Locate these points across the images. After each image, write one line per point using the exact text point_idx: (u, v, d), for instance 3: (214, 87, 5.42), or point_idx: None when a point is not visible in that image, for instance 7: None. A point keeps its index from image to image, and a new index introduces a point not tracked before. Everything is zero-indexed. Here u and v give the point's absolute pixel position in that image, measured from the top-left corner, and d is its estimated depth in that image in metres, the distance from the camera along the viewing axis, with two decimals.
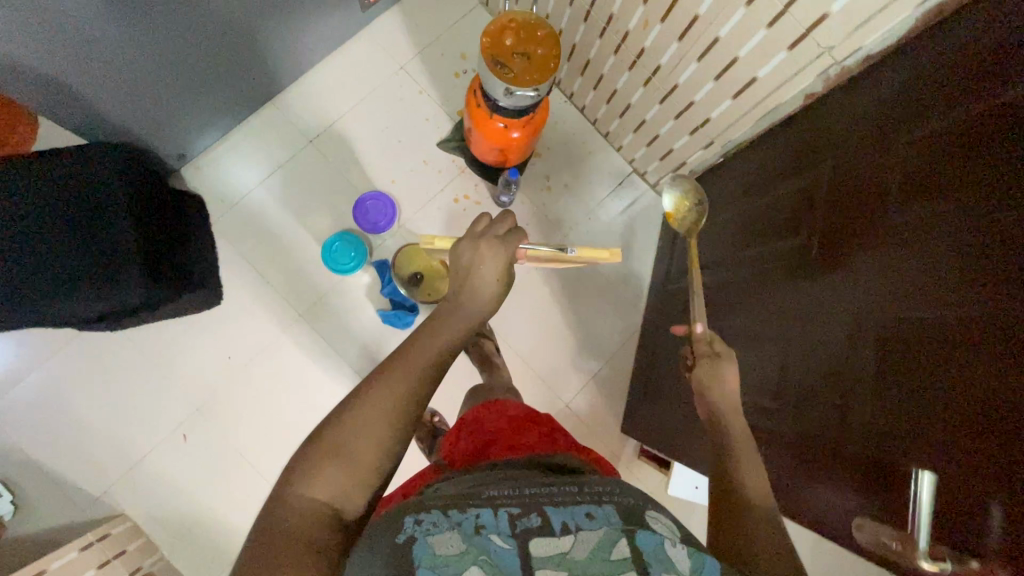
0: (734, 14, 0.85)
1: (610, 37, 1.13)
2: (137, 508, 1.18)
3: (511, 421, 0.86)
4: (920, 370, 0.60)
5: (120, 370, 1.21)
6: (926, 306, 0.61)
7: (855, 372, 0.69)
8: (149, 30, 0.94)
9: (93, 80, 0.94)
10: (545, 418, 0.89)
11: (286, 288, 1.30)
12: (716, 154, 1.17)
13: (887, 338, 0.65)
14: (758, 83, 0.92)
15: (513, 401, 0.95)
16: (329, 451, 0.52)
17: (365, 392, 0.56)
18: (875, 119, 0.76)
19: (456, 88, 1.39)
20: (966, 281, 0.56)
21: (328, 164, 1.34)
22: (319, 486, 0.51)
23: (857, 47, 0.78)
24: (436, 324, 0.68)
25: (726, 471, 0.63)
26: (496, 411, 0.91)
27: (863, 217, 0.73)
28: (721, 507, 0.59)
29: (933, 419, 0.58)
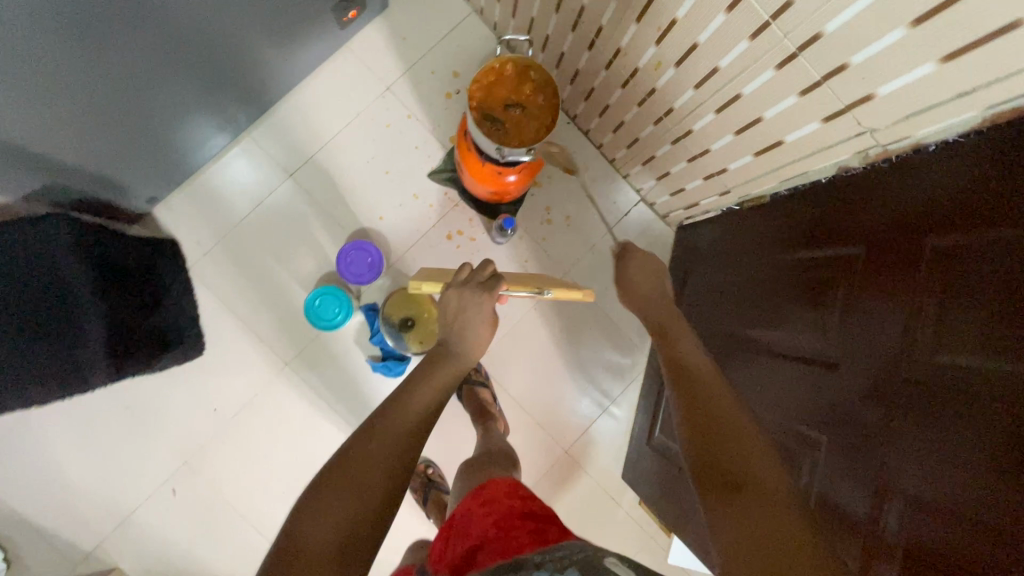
0: (761, 76, 0.72)
1: (616, 71, 1.00)
2: (130, 561, 1.17)
3: (500, 516, 0.73)
4: (894, 431, 0.61)
5: (102, 425, 1.17)
6: (914, 392, 0.59)
7: (845, 421, 0.68)
8: (99, 92, 0.83)
9: (44, 151, 0.85)
10: (537, 503, 0.76)
11: (269, 337, 1.22)
12: (733, 203, 1.05)
13: (879, 415, 0.63)
14: (784, 146, 0.80)
15: (502, 483, 0.81)
16: (336, 495, 0.59)
17: (358, 443, 0.64)
18: (913, 212, 0.64)
19: (448, 112, 1.28)
20: (969, 387, 0.53)
21: (310, 199, 1.25)
22: (325, 523, 0.56)
23: (904, 136, 0.65)
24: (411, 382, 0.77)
25: (735, 464, 0.57)
26: (485, 502, 0.77)
27: (885, 320, 0.65)
28: (738, 511, 0.53)
29: (901, 478, 0.59)
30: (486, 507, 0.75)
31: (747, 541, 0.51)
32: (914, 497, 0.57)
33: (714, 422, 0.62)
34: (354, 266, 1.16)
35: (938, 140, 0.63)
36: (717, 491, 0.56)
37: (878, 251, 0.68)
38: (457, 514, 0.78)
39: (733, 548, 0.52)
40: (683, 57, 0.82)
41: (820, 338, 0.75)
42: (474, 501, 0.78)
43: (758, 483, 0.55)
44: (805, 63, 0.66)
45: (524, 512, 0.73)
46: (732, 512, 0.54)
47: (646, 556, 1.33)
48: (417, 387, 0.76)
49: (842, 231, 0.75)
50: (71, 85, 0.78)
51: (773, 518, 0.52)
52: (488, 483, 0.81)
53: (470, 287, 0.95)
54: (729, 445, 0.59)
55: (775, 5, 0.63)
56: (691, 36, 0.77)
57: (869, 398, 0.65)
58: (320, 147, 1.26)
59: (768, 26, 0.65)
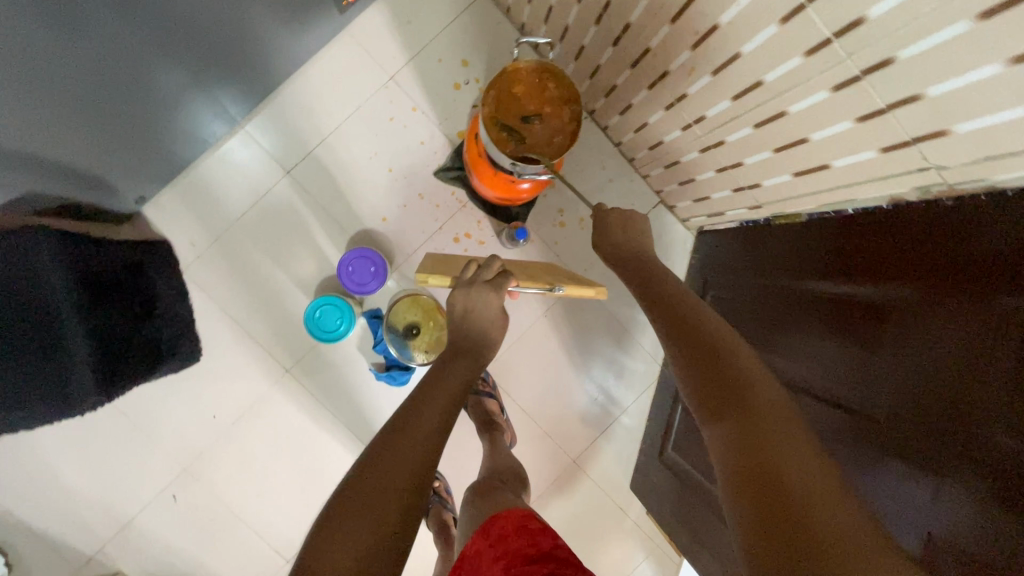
0: (814, 96, 0.64)
1: (643, 71, 0.91)
2: (132, 565, 1.17)
3: (508, 560, 0.61)
4: (917, 433, 0.61)
5: (98, 431, 1.13)
6: (937, 413, 0.59)
7: (873, 429, 0.67)
8: (81, 96, 0.76)
9: (27, 170, 0.78)
10: (553, 539, 0.63)
11: (269, 343, 1.17)
12: (763, 217, 0.98)
13: (905, 433, 0.63)
14: (830, 170, 0.73)
15: (515, 516, 0.70)
16: (365, 501, 0.53)
17: (378, 459, 0.57)
18: (980, 258, 0.58)
19: (456, 104, 1.19)
20: (993, 417, 0.53)
21: (309, 197, 1.17)
22: (356, 538, 0.50)
23: (976, 177, 0.58)
24: (430, 386, 0.69)
25: (739, 391, 0.60)
26: (495, 541, 0.66)
27: (933, 367, 0.61)
28: (739, 430, 0.56)
29: (932, 478, 0.59)
30: (494, 548, 0.64)
31: (747, 453, 0.53)
32: (937, 511, 0.57)
33: (721, 362, 0.65)
34: (356, 274, 1.11)
35: (1019, 186, 0.55)
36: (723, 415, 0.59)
37: (936, 298, 0.62)
38: (466, 558, 0.67)
39: (733, 466, 0.53)
40: (722, 65, 0.73)
41: (863, 386, 0.70)
42: (483, 541, 0.67)
43: (761, 407, 0.58)
44: (869, 88, 0.58)
45: (535, 552, 0.61)
46: (734, 430, 0.56)
47: (649, 563, 1.33)
48: (441, 391, 0.68)
49: (862, 260, 0.75)
50: (49, 91, 0.70)
51: (775, 437, 0.53)
52: (499, 517, 0.70)
53: (475, 286, 0.80)
54: (734, 381, 0.62)
55: (842, 23, 0.54)
56: (734, 45, 0.69)
57: (907, 451, 0.62)
58: (320, 142, 1.17)
59: (829, 43, 0.57)
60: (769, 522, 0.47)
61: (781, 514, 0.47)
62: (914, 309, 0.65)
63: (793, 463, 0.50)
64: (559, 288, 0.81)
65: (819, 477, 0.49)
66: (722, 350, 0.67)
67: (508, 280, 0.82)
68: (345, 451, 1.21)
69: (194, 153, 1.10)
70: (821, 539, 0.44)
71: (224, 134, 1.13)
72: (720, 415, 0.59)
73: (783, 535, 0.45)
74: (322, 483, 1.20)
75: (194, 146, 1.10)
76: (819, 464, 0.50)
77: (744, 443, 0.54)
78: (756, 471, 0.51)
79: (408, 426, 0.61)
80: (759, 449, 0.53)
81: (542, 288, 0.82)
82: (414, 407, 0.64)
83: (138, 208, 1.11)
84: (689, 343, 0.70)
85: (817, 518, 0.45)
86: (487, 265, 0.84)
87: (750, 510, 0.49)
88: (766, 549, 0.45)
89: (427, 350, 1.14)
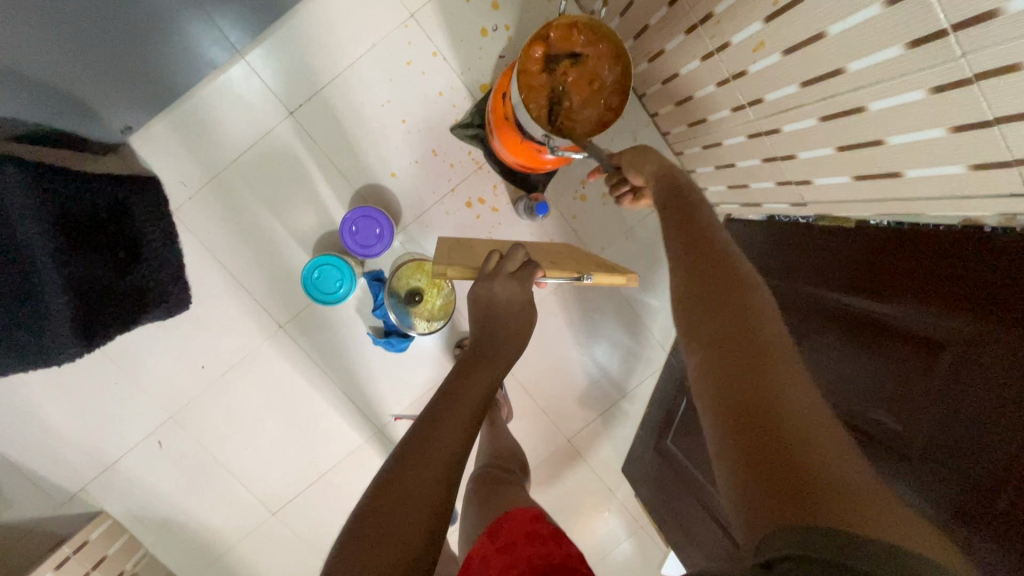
0: (909, 93, 0.55)
1: (699, 39, 0.81)
2: (117, 505, 1.15)
3: (516, 570, 0.57)
4: (939, 445, 0.60)
5: (81, 371, 1.08)
6: (965, 434, 0.58)
7: (900, 442, 0.65)
8: (58, 5, 0.66)
9: None
10: (567, 548, 0.60)
11: (261, 297, 1.11)
12: (805, 215, 0.91)
13: (930, 447, 0.62)
14: (900, 179, 0.65)
15: (526, 520, 0.66)
16: (409, 480, 0.51)
17: (389, 488, 0.51)
18: None
19: (481, 54, 1.08)
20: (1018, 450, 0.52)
21: (313, 142, 1.08)
22: (405, 521, 0.48)
23: None
24: (451, 391, 0.62)
25: (744, 330, 0.52)
26: (502, 546, 0.63)
27: (969, 396, 0.58)
28: (732, 359, 0.51)
29: (955, 498, 0.57)
30: (502, 554, 0.61)
31: (745, 400, 0.47)
32: (955, 518, 0.57)
33: (726, 296, 0.56)
34: (360, 235, 1.03)
35: None
36: (718, 354, 0.52)
37: (995, 328, 0.57)
38: (472, 560, 0.65)
39: (728, 413, 0.48)
40: (800, 45, 0.63)
41: (903, 410, 0.66)
42: (490, 545, 0.64)
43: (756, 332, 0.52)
44: (978, 95, 0.49)
45: (547, 562, 0.57)
46: (729, 373, 0.50)
47: (631, 542, 1.34)
48: (459, 404, 0.60)
49: (900, 273, 0.72)
50: None
51: (779, 382, 0.48)
52: (507, 521, 0.67)
53: (498, 279, 0.74)
54: (739, 318, 0.53)
55: (965, 15, 0.46)
56: (820, 23, 0.59)
57: (930, 463, 0.61)
58: (328, 82, 1.06)
59: (945, 36, 0.48)
60: (763, 468, 0.44)
61: (781, 468, 0.43)
62: (971, 343, 0.59)
63: (796, 414, 0.45)
64: (589, 277, 0.75)
65: (818, 428, 0.45)
66: (728, 281, 0.57)
67: (534, 270, 0.75)
68: (338, 412, 1.18)
69: (189, 82, 0.99)
70: (822, 491, 0.41)
71: (222, 63, 1.02)
72: (715, 356, 0.52)
73: (778, 480, 0.42)
74: (312, 440, 1.18)
75: (188, 74, 0.98)
76: (821, 423, 0.46)
77: (742, 388, 0.48)
78: (754, 422, 0.46)
79: (426, 442, 0.54)
80: (749, 372, 0.49)
81: (569, 276, 0.75)
82: (435, 420, 0.57)
83: (124, 138, 1.01)
84: (680, 263, 0.62)
85: (823, 474, 0.42)
86: (510, 256, 0.77)
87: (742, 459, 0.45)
88: (754, 495, 0.43)
89: (429, 318, 1.10)
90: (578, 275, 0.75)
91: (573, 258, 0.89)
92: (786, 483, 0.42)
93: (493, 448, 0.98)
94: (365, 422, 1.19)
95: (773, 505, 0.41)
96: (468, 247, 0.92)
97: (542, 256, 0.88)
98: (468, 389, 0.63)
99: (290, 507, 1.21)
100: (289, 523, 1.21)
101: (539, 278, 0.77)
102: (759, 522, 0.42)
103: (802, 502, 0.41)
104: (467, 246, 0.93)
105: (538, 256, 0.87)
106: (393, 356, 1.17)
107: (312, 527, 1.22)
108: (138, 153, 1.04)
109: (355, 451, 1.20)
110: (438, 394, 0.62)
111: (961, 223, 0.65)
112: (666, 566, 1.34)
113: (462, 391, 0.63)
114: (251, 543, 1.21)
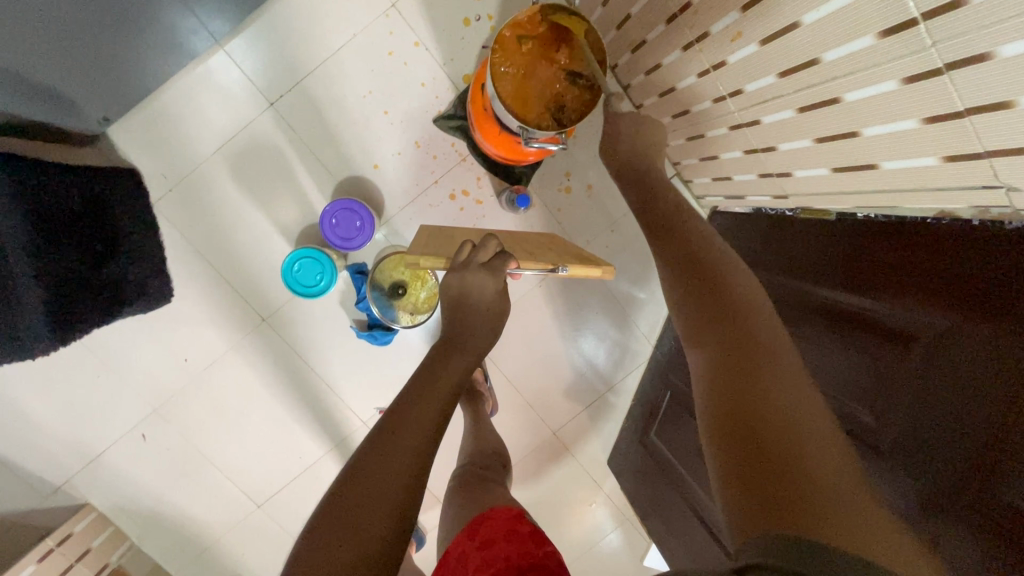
0: (883, 84, 0.54)
1: (679, 28, 0.79)
2: (102, 497, 1.15)
3: (493, 569, 0.57)
4: (909, 436, 0.61)
5: (63, 363, 1.08)
6: (935, 425, 0.58)
7: (873, 433, 0.66)
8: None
9: None
10: (543, 547, 0.60)
11: (244, 290, 1.10)
12: (788, 208, 0.90)
13: (902, 440, 0.61)
14: (876, 171, 0.64)
15: (505, 519, 0.66)
16: (379, 466, 0.50)
17: (356, 481, 0.50)
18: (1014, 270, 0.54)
19: (463, 44, 1.07)
20: (988, 442, 0.51)
21: (295, 134, 1.07)
22: (371, 510, 0.48)
23: None
24: (423, 381, 0.62)
25: (747, 350, 0.57)
26: (480, 543, 0.63)
27: (941, 389, 0.58)
28: (737, 382, 0.54)
29: (926, 489, 0.57)
30: (481, 552, 0.61)
31: (742, 411, 0.51)
32: (924, 509, 0.57)
33: (730, 318, 0.60)
34: (341, 228, 1.03)
35: None
36: (721, 370, 0.56)
37: (968, 320, 0.57)
38: (451, 556, 0.65)
39: (726, 426, 0.51)
40: (776, 35, 0.63)
41: (878, 400, 0.66)
42: (470, 542, 0.64)
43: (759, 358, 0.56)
44: (949, 85, 0.49)
45: (524, 562, 0.57)
46: (730, 386, 0.54)
47: (618, 534, 1.35)
48: (430, 395, 0.59)
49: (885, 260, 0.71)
50: None
51: (772, 390, 0.51)
52: (487, 519, 0.67)
53: (470, 270, 0.72)
54: (743, 341, 0.58)
55: (934, 3, 0.45)
56: (795, 12, 0.58)
57: (901, 454, 0.61)
58: (309, 73, 1.05)
59: (915, 26, 0.47)
60: (751, 475, 0.46)
61: (767, 472, 0.45)
62: (944, 334, 0.59)
63: (791, 425, 0.48)
64: (564, 268, 0.71)
65: (813, 436, 0.48)
66: (729, 307, 0.62)
67: (507, 261, 0.72)
68: (323, 405, 1.18)
69: (167, 72, 0.98)
70: (807, 494, 0.43)
71: (201, 53, 1.00)
72: (722, 378, 0.55)
73: (763, 483, 0.45)
74: (297, 432, 1.18)
75: (167, 65, 0.97)
76: (815, 431, 0.48)
77: (742, 400, 0.52)
78: (749, 430, 0.49)
79: (395, 434, 0.53)
80: (752, 392, 0.52)
81: (543, 268, 0.72)
82: (407, 408, 0.57)
83: (102, 130, 1.00)
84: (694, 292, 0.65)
85: (806, 474, 0.44)
86: (482, 246, 0.75)
87: (733, 462, 0.48)
88: (740, 497, 0.46)
89: (413, 311, 1.09)
90: (553, 266, 0.72)
91: (552, 250, 0.87)
92: (770, 484, 0.45)
93: (475, 441, 0.98)
94: (350, 415, 1.19)
95: (756, 506, 0.44)
96: (447, 237, 0.90)
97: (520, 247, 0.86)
98: (441, 381, 0.62)
99: (276, 500, 1.21)
100: (275, 516, 1.21)
101: (511, 270, 0.74)
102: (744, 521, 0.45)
103: (785, 504, 0.43)
104: (446, 235, 0.92)
105: (516, 247, 0.85)
106: (378, 349, 1.17)
107: (298, 520, 1.22)
108: (117, 145, 1.03)
109: (340, 444, 1.20)
110: (410, 385, 0.61)
111: (935, 216, 0.65)
112: (652, 559, 1.35)
113: (433, 382, 0.62)
114: (237, 535, 1.22)
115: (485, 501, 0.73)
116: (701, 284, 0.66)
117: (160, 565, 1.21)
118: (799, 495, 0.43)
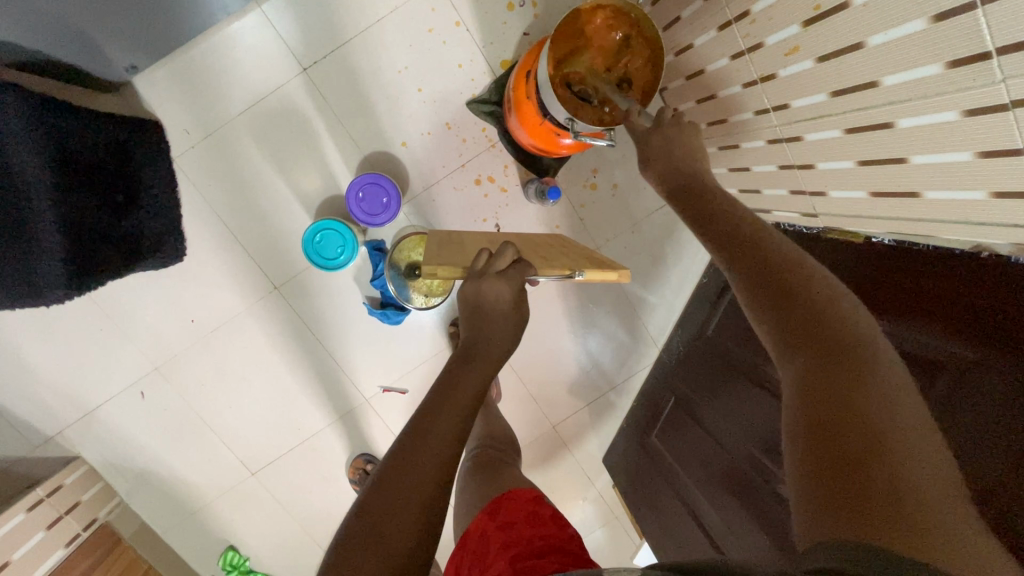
0: (942, 113, 0.55)
1: (733, 37, 0.79)
2: (95, 451, 1.13)
3: (517, 549, 0.58)
4: None
5: (64, 314, 1.06)
6: (945, 451, 0.62)
7: None
8: None
9: None
10: (563, 531, 0.62)
11: (258, 255, 1.09)
12: (812, 226, 0.91)
13: None
14: (918, 200, 0.65)
15: (525, 500, 0.67)
16: (407, 470, 0.51)
17: (384, 499, 0.49)
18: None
19: (502, 29, 1.06)
20: (1006, 475, 0.54)
21: (326, 102, 1.05)
22: (403, 515, 0.48)
23: None
24: (449, 380, 0.62)
25: (831, 327, 0.50)
26: (501, 522, 0.64)
27: (958, 421, 0.61)
28: (823, 369, 0.48)
29: None
30: (502, 532, 0.62)
31: (825, 402, 0.45)
32: None
33: (802, 286, 0.53)
34: (366, 203, 1.02)
35: None
36: (806, 349, 0.50)
37: (995, 360, 0.59)
38: (471, 538, 0.65)
39: (812, 420, 0.45)
40: (834, 54, 0.63)
41: None
42: (489, 523, 0.65)
43: (842, 339, 0.49)
44: (1012, 121, 0.49)
45: (546, 544, 0.58)
46: (817, 371, 0.48)
47: (603, 532, 1.37)
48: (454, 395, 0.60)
49: (903, 293, 0.73)
50: None
51: (861, 381, 0.45)
52: (508, 499, 0.68)
53: (486, 280, 0.70)
54: (819, 316, 0.51)
55: (1012, 39, 0.45)
56: (860, 33, 0.58)
57: None
58: (345, 42, 1.03)
59: (988, 59, 0.48)
60: (835, 468, 0.41)
61: (856, 477, 0.40)
62: (969, 367, 0.62)
63: (885, 430, 0.42)
64: (581, 274, 0.71)
65: (911, 450, 0.41)
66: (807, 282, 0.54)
67: (525, 270, 0.72)
68: (327, 380, 1.17)
69: (202, 27, 0.95)
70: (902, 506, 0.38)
71: (238, 11, 0.98)
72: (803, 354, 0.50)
73: (851, 487, 0.40)
74: (299, 404, 1.17)
75: (202, 20, 0.94)
76: (914, 441, 0.42)
77: (831, 394, 0.45)
78: (834, 424, 0.44)
79: (425, 435, 0.54)
80: (836, 372, 0.47)
81: (561, 274, 0.73)
82: (434, 407, 0.57)
83: (128, 77, 0.97)
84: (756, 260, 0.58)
85: (900, 477, 0.40)
86: (498, 254, 0.74)
87: (811, 457, 0.43)
88: (817, 499, 0.41)
89: (427, 294, 1.09)
90: (571, 271, 0.72)
91: (566, 255, 0.86)
92: (856, 478, 0.40)
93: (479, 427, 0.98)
94: (353, 390, 1.18)
95: (836, 509, 0.39)
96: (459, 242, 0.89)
97: (533, 252, 0.85)
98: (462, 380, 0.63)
99: (269, 469, 1.20)
100: (268, 485, 1.21)
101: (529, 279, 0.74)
102: (820, 518, 0.40)
103: (877, 510, 0.38)
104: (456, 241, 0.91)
105: (527, 252, 0.84)
106: (387, 328, 1.16)
107: (291, 490, 1.22)
108: (140, 97, 1.00)
109: (340, 418, 1.20)
110: (431, 391, 0.60)
111: (971, 248, 0.65)
112: (636, 558, 1.37)
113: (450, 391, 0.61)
114: (227, 501, 1.21)
115: (496, 491, 0.73)
116: (771, 250, 0.58)
117: (147, 523, 1.20)
118: (894, 501, 0.38)
